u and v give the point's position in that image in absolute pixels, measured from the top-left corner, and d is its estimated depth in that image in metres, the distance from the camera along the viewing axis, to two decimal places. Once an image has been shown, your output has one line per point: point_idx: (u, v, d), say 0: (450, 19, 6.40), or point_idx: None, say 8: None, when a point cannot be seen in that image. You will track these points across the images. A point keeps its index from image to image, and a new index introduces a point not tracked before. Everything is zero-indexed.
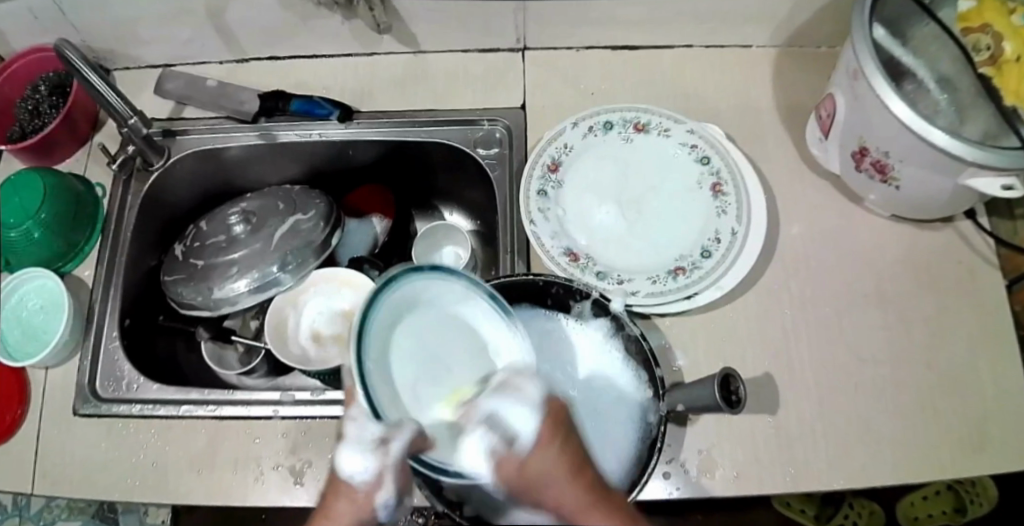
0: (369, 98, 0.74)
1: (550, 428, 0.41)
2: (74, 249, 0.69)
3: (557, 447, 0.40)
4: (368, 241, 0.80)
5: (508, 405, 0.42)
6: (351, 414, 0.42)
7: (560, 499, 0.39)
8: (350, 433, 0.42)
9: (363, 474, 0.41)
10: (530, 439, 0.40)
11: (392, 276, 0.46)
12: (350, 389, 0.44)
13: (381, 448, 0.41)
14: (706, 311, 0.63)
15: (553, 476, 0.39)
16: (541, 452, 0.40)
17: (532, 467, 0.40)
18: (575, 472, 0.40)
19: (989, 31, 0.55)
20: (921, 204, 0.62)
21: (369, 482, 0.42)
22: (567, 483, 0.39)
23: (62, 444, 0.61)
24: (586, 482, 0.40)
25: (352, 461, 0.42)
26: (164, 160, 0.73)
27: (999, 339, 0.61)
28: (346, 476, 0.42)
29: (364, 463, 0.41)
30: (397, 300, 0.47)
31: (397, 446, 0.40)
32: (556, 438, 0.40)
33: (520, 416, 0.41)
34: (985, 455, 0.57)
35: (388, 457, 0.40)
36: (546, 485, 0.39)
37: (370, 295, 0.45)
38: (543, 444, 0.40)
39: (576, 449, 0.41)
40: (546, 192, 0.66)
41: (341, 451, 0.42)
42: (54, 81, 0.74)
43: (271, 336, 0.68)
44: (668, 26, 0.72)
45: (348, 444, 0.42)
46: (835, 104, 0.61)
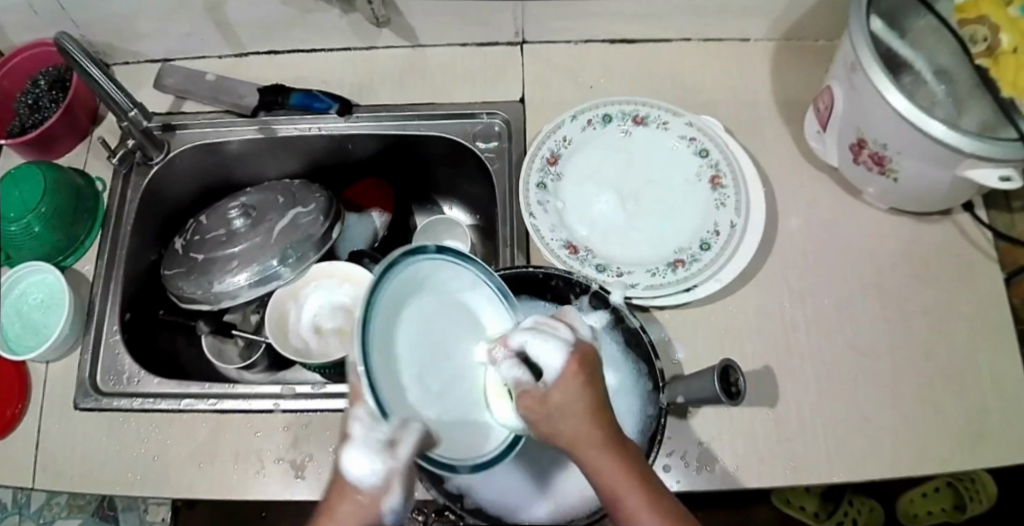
0: (368, 92, 0.74)
1: (577, 363, 0.40)
2: (73, 244, 0.69)
3: (580, 381, 0.40)
4: (368, 236, 0.79)
5: (536, 339, 0.40)
6: (356, 414, 0.40)
7: (579, 431, 0.39)
8: (356, 433, 0.40)
9: (370, 477, 0.40)
10: (553, 373, 0.39)
11: (393, 261, 0.44)
12: (355, 384, 0.42)
13: (390, 449, 0.40)
14: (705, 303, 0.63)
15: (574, 410, 0.39)
16: (564, 384, 0.39)
17: (554, 399, 0.39)
18: (594, 411, 0.40)
19: (986, 23, 0.55)
20: (919, 197, 0.62)
21: (377, 485, 0.40)
22: (586, 417, 0.40)
23: (63, 437, 0.61)
24: (603, 424, 0.40)
25: (358, 463, 0.40)
26: (163, 154, 0.74)
27: (996, 331, 0.61)
28: (354, 479, 0.40)
29: (372, 465, 0.40)
30: (398, 283, 0.45)
31: (406, 448, 0.40)
32: (581, 372, 0.40)
33: (550, 351, 0.39)
34: (982, 445, 0.57)
35: (396, 460, 0.39)
36: (564, 419, 0.39)
37: (371, 282, 0.42)
38: (566, 377, 0.39)
39: (598, 391, 0.41)
40: (545, 185, 0.66)
41: (346, 452, 0.40)
42: (54, 76, 0.74)
43: (272, 329, 0.68)
44: (667, 20, 0.72)
45: (353, 446, 0.40)
46: (833, 97, 0.61)
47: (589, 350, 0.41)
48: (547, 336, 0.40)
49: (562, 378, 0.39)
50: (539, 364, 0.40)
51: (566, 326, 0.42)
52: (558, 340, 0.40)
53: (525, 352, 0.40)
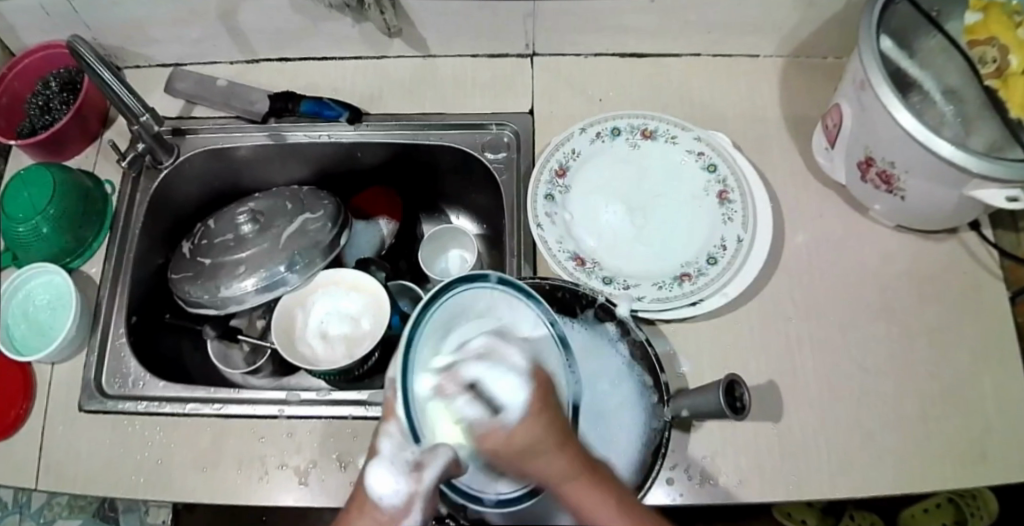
0: (378, 100, 0.75)
1: (538, 400, 0.41)
2: (82, 246, 0.69)
3: (547, 417, 0.40)
4: (375, 244, 0.79)
5: (493, 373, 0.42)
6: (386, 430, 0.43)
7: (547, 470, 0.40)
8: (385, 450, 0.42)
9: (391, 497, 0.40)
10: (516, 412, 0.40)
11: (447, 283, 0.47)
12: (389, 400, 0.45)
13: (415, 472, 0.40)
14: (710, 318, 0.63)
15: (543, 446, 0.40)
16: (529, 423, 0.40)
17: (519, 439, 0.40)
18: (562, 440, 0.40)
19: (995, 44, 0.55)
20: (926, 216, 0.62)
21: (397, 507, 0.40)
22: (555, 452, 0.40)
23: (67, 439, 0.61)
24: (572, 456, 0.40)
25: (381, 481, 0.40)
26: (173, 158, 0.74)
27: (1001, 350, 0.61)
28: (375, 497, 0.40)
29: (396, 484, 0.40)
30: (443, 315, 0.47)
31: (432, 473, 0.40)
32: (545, 409, 0.41)
33: (508, 387, 0.41)
34: (985, 464, 0.57)
35: (420, 483, 0.40)
36: (533, 455, 0.40)
37: (426, 298, 0.46)
38: (530, 414, 0.40)
39: (564, 423, 0.42)
40: (553, 196, 0.67)
41: (371, 468, 0.41)
42: (65, 78, 0.75)
43: (279, 336, 0.68)
44: (677, 35, 0.72)
45: (379, 462, 0.41)
46: (841, 114, 0.62)
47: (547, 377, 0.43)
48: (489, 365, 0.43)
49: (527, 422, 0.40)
50: (497, 400, 0.41)
51: (518, 352, 0.44)
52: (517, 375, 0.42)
53: (480, 387, 0.42)
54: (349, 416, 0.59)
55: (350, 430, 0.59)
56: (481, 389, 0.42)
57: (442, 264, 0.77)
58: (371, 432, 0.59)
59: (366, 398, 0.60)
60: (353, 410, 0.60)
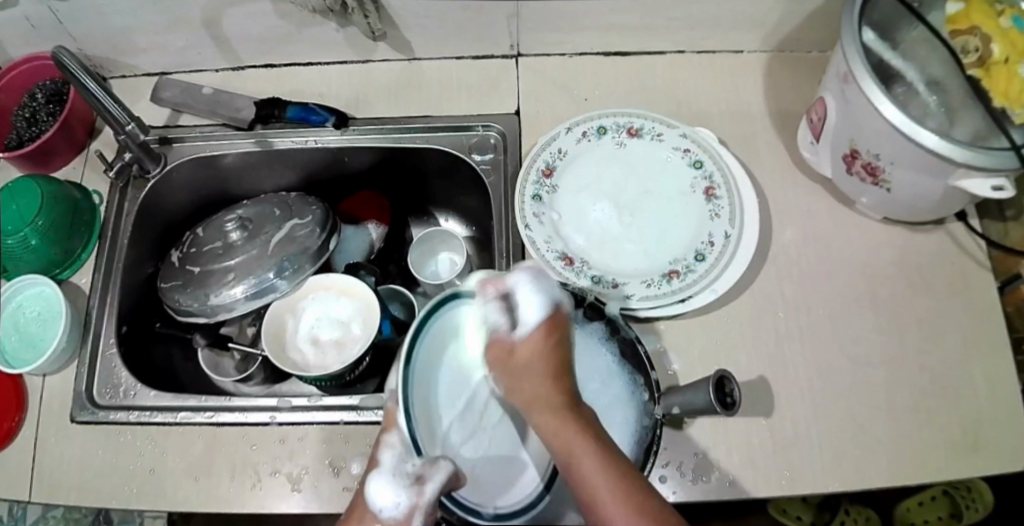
0: (364, 104, 0.75)
1: (549, 325, 0.46)
2: (70, 257, 0.69)
3: (548, 344, 0.46)
4: (365, 248, 0.79)
5: (527, 288, 0.46)
6: (387, 441, 0.46)
7: (536, 392, 0.45)
8: (387, 460, 0.45)
9: (393, 510, 0.44)
10: (529, 325, 0.46)
11: (439, 300, 0.49)
12: (389, 414, 0.49)
13: (417, 485, 0.44)
14: (700, 314, 0.63)
15: (535, 373, 0.45)
16: (529, 341, 0.45)
17: (519, 355, 0.46)
18: (555, 373, 0.46)
19: (977, 33, 0.55)
20: (912, 207, 0.63)
21: (397, 518, 0.44)
22: (545, 382, 0.45)
23: (60, 450, 0.61)
24: (561, 390, 0.45)
25: (383, 493, 0.44)
26: (160, 167, 0.74)
27: (991, 339, 0.62)
28: (377, 509, 0.44)
29: (396, 497, 0.44)
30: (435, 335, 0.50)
31: (432, 486, 0.43)
32: (550, 337, 0.46)
33: (529, 302, 0.46)
34: (976, 453, 0.57)
35: (421, 496, 0.43)
36: (527, 377, 0.45)
37: (420, 315, 0.49)
38: (534, 335, 0.45)
39: (565, 357, 0.47)
40: (540, 197, 0.67)
41: (373, 481, 0.45)
42: (51, 89, 0.74)
43: (270, 343, 0.67)
44: (661, 33, 0.73)
45: (381, 473, 0.45)
46: (826, 108, 0.62)
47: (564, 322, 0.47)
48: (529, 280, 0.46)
49: (536, 337, 0.45)
50: (518, 313, 0.46)
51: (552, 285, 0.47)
52: (541, 293, 0.46)
53: (512, 296, 0.47)
54: (341, 422, 0.59)
55: (342, 435, 0.59)
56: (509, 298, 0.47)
57: (432, 267, 0.77)
58: (364, 437, 0.59)
59: (358, 403, 0.61)
60: (346, 415, 0.60)
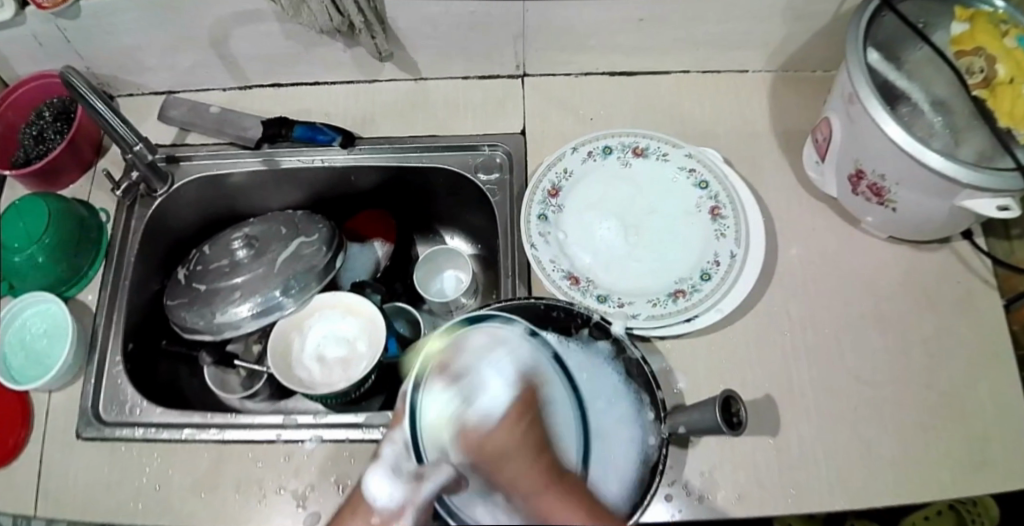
0: (370, 123, 0.75)
1: (517, 410, 0.44)
2: (77, 274, 0.69)
3: (522, 427, 0.43)
4: (371, 267, 0.80)
5: (490, 371, 0.45)
6: (392, 436, 0.46)
7: (518, 477, 0.41)
8: (386, 456, 0.45)
9: (387, 502, 0.44)
10: (497, 416, 0.43)
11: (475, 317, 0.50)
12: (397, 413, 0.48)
13: (414, 483, 0.43)
14: (706, 334, 0.63)
15: (516, 455, 0.42)
16: (505, 429, 0.43)
17: (495, 443, 0.42)
18: (538, 450, 0.43)
19: (981, 54, 0.56)
20: (918, 226, 0.63)
21: (391, 510, 0.44)
22: (524, 466, 0.41)
23: (64, 467, 0.61)
24: (541, 467, 0.42)
25: (379, 486, 0.45)
26: (167, 186, 0.74)
27: (997, 358, 0.61)
28: (371, 498, 0.45)
29: (391, 491, 0.44)
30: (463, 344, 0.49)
31: (430, 486, 0.41)
32: (522, 417, 0.44)
33: (495, 386, 0.45)
34: (984, 474, 0.57)
35: (418, 493, 0.42)
36: (506, 461, 0.41)
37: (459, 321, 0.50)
38: (507, 421, 0.43)
39: (541, 434, 0.45)
40: (546, 216, 0.67)
41: (371, 473, 0.45)
42: (59, 107, 0.75)
43: (276, 359, 0.68)
44: (665, 53, 0.73)
45: (380, 468, 0.45)
46: (831, 128, 0.62)
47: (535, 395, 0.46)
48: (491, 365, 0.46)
49: (504, 430, 0.43)
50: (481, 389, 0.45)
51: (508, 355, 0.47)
52: (506, 377, 0.45)
53: (472, 381, 0.45)
54: (346, 439, 0.59)
55: (348, 453, 0.59)
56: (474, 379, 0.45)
57: (438, 284, 0.77)
58: (368, 455, 0.59)
59: (363, 420, 0.60)
60: (351, 433, 0.59)
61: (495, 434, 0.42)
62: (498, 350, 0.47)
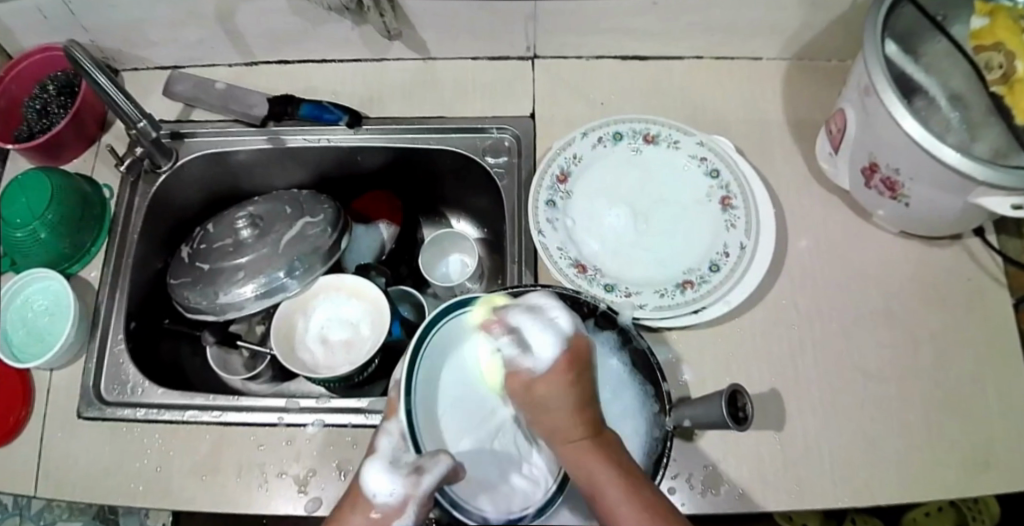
0: (377, 103, 0.74)
1: (567, 361, 0.43)
2: (80, 252, 0.69)
3: (569, 378, 0.43)
4: (376, 248, 0.79)
5: (533, 325, 0.44)
6: (386, 429, 0.47)
7: (557, 426, 0.44)
8: (382, 449, 0.46)
9: (387, 497, 0.43)
10: (544, 362, 0.43)
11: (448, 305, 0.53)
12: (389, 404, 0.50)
13: (413, 475, 0.43)
14: (713, 325, 0.62)
15: (559, 403, 0.43)
16: (551, 377, 0.43)
17: (540, 391, 0.43)
18: (581, 405, 0.43)
19: (1001, 49, 0.54)
20: (931, 221, 0.62)
21: (390, 505, 0.43)
22: (570, 412, 0.43)
23: (67, 445, 0.61)
24: (587, 415, 0.44)
25: (378, 480, 0.43)
26: (172, 162, 0.73)
27: (1006, 358, 0.61)
28: (370, 493, 0.43)
29: (391, 484, 0.43)
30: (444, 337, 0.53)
31: (430, 479, 0.42)
32: (571, 372, 0.43)
33: (544, 340, 0.43)
34: (989, 474, 0.57)
35: (417, 485, 0.42)
36: (550, 406, 0.43)
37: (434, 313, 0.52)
38: (554, 372, 0.43)
39: (587, 389, 0.44)
40: (554, 202, 0.66)
41: (369, 467, 0.44)
42: (63, 81, 0.74)
43: (279, 341, 0.67)
44: (679, 38, 0.72)
45: (377, 462, 0.45)
46: (846, 121, 0.61)
47: (587, 349, 0.44)
48: (537, 322, 0.44)
49: (553, 377, 0.43)
50: (529, 345, 0.44)
51: (566, 315, 0.45)
52: (552, 333, 0.44)
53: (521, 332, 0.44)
54: (349, 425, 0.59)
55: (350, 439, 0.59)
56: (521, 335, 0.44)
57: (443, 268, 0.77)
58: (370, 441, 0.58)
59: (366, 405, 0.60)
60: (353, 418, 0.59)
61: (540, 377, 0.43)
62: (558, 311, 0.45)
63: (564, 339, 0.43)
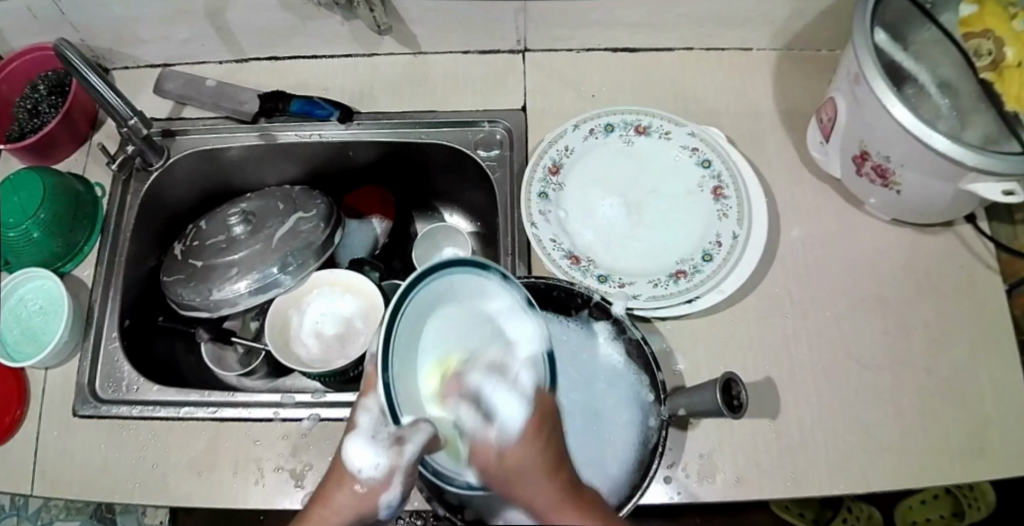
0: (368, 98, 0.74)
1: (535, 422, 0.41)
2: (72, 250, 0.69)
3: (541, 437, 0.41)
4: (369, 243, 0.79)
5: (496, 388, 0.43)
6: (364, 405, 0.45)
7: (539, 496, 0.40)
8: (363, 423, 0.44)
9: (371, 469, 0.43)
10: (515, 426, 0.41)
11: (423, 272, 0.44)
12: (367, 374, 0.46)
13: (395, 446, 0.41)
14: (707, 314, 0.63)
15: (531, 468, 0.40)
16: (522, 445, 0.41)
17: (513, 456, 0.41)
18: (554, 470, 0.41)
19: (990, 36, 0.55)
20: (922, 209, 0.62)
21: (376, 478, 0.43)
22: (546, 477, 0.41)
23: (62, 444, 0.61)
24: (561, 484, 0.41)
25: (360, 454, 0.44)
26: (163, 160, 0.73)
27: (998, 343, 0.61)
28: (354, 469, 0.44)
29: (375, 456, 0.43)
30: (425, 299, 0.45)
31: (410, 449, 0.40)
32: (542, 431, 0.41)
33: (506, 401, 0.42)
34: (983, 459, 0.57)
35: (400, 457, 0.41)
36: (525, 479, 0.40)
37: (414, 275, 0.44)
38: (524, 437, 0.41)
39: (557, 450, 0.42)
40: (547, 194, 0.66)
41: (351, 441, 0.44)
42: (53, 80, 0.74)
43: (273, 337, 0.68)
44: (669, 29, 0.72)
45: (359, 436, 0.44)
46: (836, 108, 0.61)
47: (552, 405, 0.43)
48: (504, 388, 0.43)
49: (524, 440, 0.41)
50: (495, 410, 0.42)
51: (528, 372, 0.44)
52: (518, 392, 0.42)
53: (482, 398, 0.43)
54: (345, 418, 0.59)
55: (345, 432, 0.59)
56: (482, 399, 0.43)
57: (436, 261, 0.77)
58: None
59: None
60: (349, 412, 0.59)
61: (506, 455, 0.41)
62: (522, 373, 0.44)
63: (526, 399, 0.42)
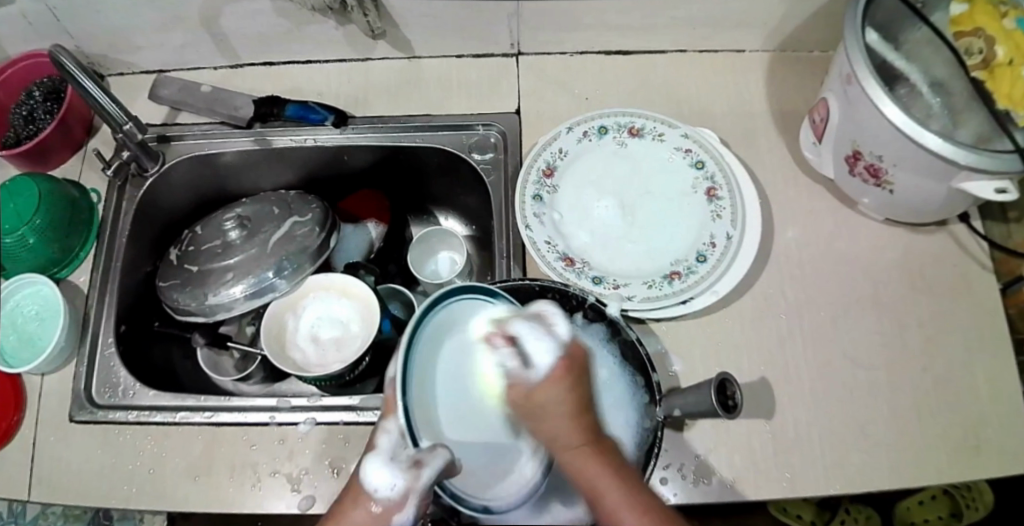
0: (364, 103, 0.74)
1: (564, 366, 0.42)
2: (68, 256, 0.69)
3: (567, 384, 0.42)
4: (365, 248, 0.79)
5: (532, 335, 0.43)
6: (385, 427, 0.48)
7: (559, 433, 0.42)
8: (382, 444, 0.47)
9: (387, 492, 0.45)
10: (542, 371, 0.42)
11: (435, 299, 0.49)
12: (388, 399, 0.50)
13: (413, 469, 0.43)
14: (702, 315, 0.63)
15: (557, 412, 0.42)
16: (550, 385, 0.41)
17: (540, 398, 0.41)
18: (577, 413, 0.42)
19: (981, 34, 0.54)
20: (915, 208, 0.62)
21: (392, 500, 0.45)
22: (569, 420, 0.42)
23: (59, 450, 0.61)
24: (584, 426, 0.42)
25: (379, 476, 0.45)
26: (158, 166, 0.73)
27: (993, 341, 0.61)
28: (371, 489, 0.45)
29: (392, 479, 0.44)
30: (433, 332, 0.49)
31: (429, 472, 0.43)
32: (569, 376, 0.42)
33: (540, 349, 0.42)
34: (979, 458, 0.57)
35: (418, 480, 0.43)
36: (551, 417, 0.42)
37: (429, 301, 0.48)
38: (552, 379, 0.41)
39: (585, 393, 0.43)
40: (541, 197, 0.67)
41: (369, 463, 0.46)
42: (49, 87, 0.74)
43: (270, 342, 0.67)
44: (663, 31, 0.72)
45: (377, 458, 0.46)
46: (828, 109, 0.62)
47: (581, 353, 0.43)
48: (541, 336, 0.42)
49: (551, 384, 0.41)
50: (529, 356, 0.42)
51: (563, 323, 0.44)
52: (549, 340, 0.42)
53: (518, 342, 0.43)
54: (341, 422, 0.59)
55: (341, 436, 0.59)
56: (519, 343, 0.43)
57: (432, 266, 0.77)
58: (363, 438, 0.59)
59: (357, 403, 0.60)
60: (345, 416, 0.59)
61: (534, 390, 0.41)
62: (556, 324, 0.44)
63: (561, 348, 0.42)
